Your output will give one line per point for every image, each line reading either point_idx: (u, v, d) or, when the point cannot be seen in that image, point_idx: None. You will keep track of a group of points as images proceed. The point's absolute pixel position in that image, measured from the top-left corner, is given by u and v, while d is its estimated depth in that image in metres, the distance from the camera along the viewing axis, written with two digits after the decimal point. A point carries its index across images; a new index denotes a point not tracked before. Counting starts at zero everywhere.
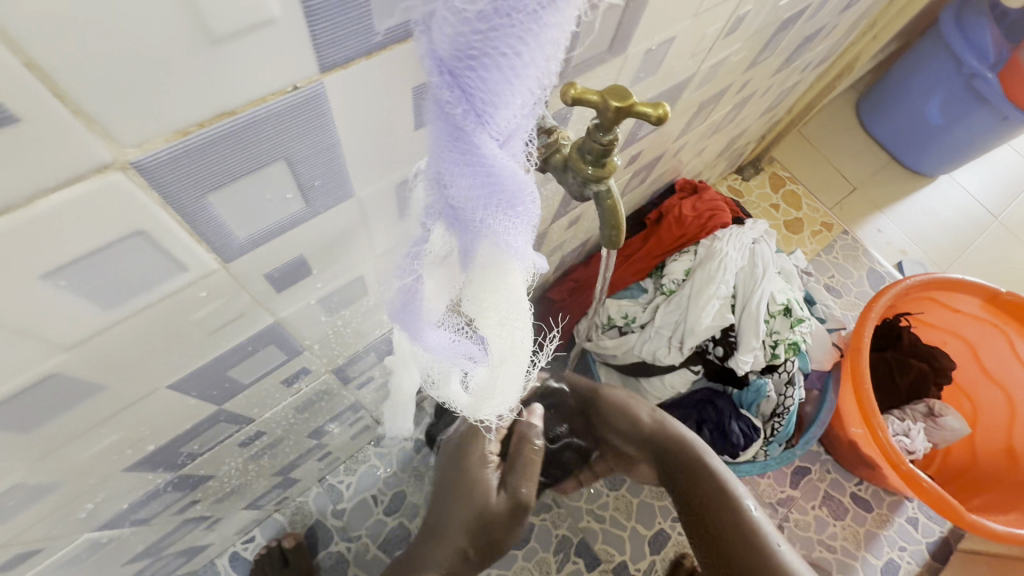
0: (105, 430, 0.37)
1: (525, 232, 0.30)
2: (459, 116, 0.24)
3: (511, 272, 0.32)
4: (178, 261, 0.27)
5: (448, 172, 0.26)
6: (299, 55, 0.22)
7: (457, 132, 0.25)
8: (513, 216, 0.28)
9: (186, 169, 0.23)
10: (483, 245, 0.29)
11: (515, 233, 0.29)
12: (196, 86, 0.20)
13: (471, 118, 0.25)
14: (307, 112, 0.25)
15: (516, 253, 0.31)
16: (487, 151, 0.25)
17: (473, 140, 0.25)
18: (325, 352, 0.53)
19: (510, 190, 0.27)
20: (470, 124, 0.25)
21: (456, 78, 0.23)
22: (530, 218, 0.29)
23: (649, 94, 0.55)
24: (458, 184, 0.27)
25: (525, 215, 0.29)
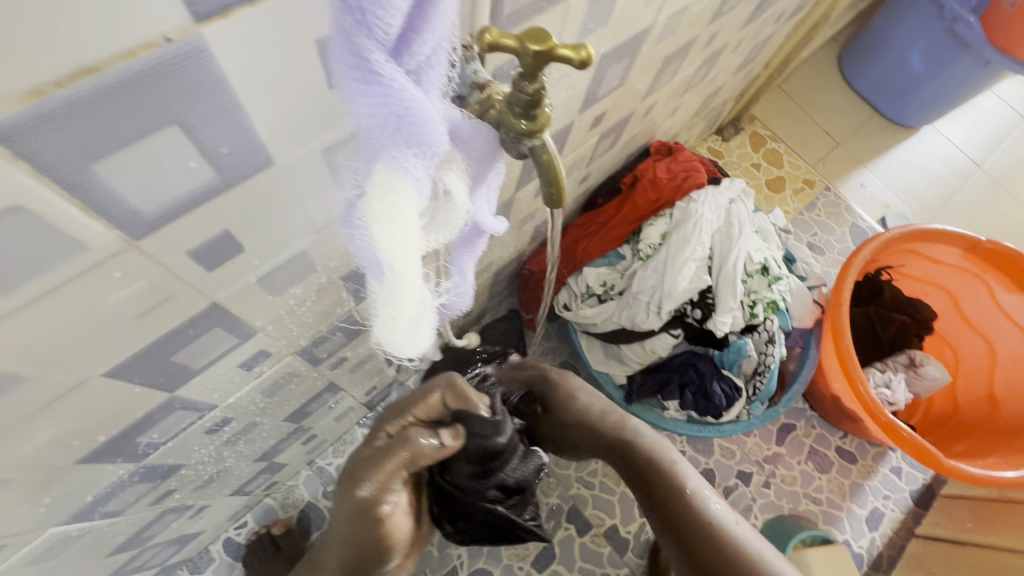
0: (41, 422, 0.36)
1: (435, 162, 0.26)
2: (343, 18, 0.20)
3: (416, 205, 0.27)
4: (74, 239, 0.25)
5: (342, 86, 0.22)
6: (164, 1, 0.20)
7: (344, 38, 0.21)
8: (414, 143, 0.24)
9: (56, 136, 0.21)
10: (380, 168, 0.25)
11: (418, 160, 0.25)
12: (41, 37, 0.18)
13: (357, 22, 0.20)
14: (192, 69, 0.23)
15: (420, 184, 0.26)
16: (377, 66, 0.21)
17: (361, 50, 0.21)
18: (284, 334, 0.52)
19: (408, 112, 0.23)
20: (357, 30, 0.20)
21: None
22: (437, 148, 0.25)
23: (603, 47, 0.52)
24: (352, 102, 0.22)
25: (428, 143, 0.24)
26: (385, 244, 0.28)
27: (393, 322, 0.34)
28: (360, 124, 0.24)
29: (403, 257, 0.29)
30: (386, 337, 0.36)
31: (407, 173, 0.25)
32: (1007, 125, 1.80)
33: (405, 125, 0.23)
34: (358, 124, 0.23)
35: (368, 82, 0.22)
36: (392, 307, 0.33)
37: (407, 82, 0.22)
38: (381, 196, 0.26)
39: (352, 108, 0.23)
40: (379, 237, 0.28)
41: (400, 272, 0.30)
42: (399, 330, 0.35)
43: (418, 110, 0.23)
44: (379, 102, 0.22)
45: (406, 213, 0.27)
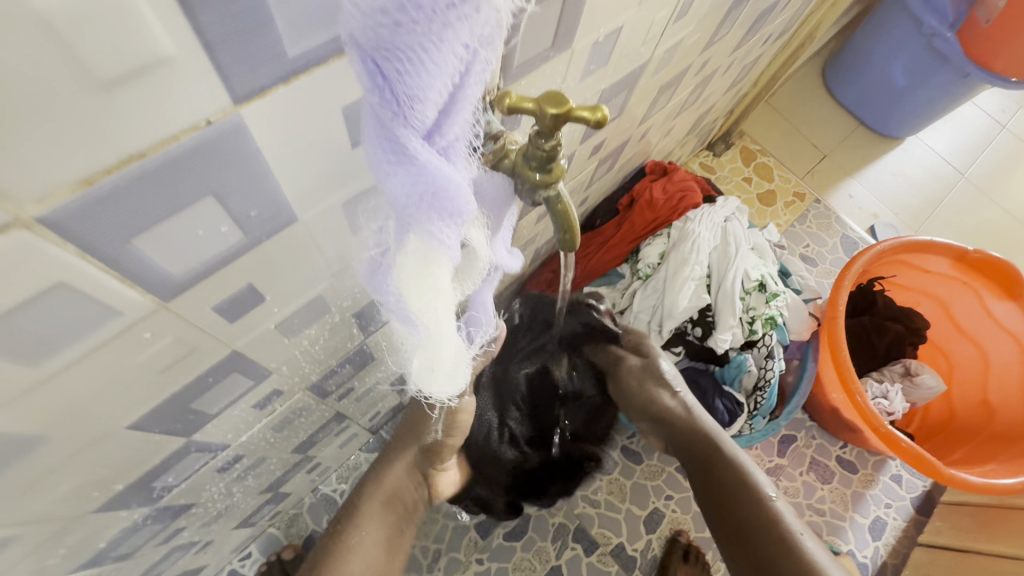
0: (61, 477, 0.36)
1: (463, 225, 0.27)
2: (381, 110, 0.21)
3: (450, 269, 0.29)
4: (108, 306, 0.26)
5: (377, 167, 0.23)
6: (208, 90, 0.21)
7: (381, 126, 0.22)
8: (443, 213, 0.25)
9: (103, 217, 0.22)
10: (413, 240, 0.26)
11: (450, 229, 0.26)
12: (93, 133, 0.19)
13: (395, 113, 0.21)
14: (228, 145, 0.24)
15: (453, 249, 0.28)
16: (414, 149, 0.22)
17: (399, 136, 0.22)
18: (296, 372, 0.53)
19: (443, 187, 0.24)
20: (394, 120, 0.21)
21: (378, 67, 0.20)
22: (465, 213, 0.26)
23: (603, 84, 0.54)
24: (387, 181, 0.24)
25: (461, 212, 0.26)
26: (421, 307, 0.30)
27: (432, 371, 0.36)
28: (394, 201, 0.25)
29: (438, 315, 0.31)
30: (427, 385, 0.38)
31: (441, 243, 0.26)
32: (987, 134, 1.85)
33: (441, 200, 0.25)
34: (392, 198, 0.25)
35: (404, 162, 0.23)
36: (430, 358, 0.34)
37: (439, 160, 0.24)
38: (416, 266, 0.27)
39: (387, 186, 0.24)
40: (414, 301, 0.29)
41: (436, 328, 0.32)
42: (441, 379, 0.37)
43: (451, 185, 0.24)
44: (416, 181, 0.23)
45: (442, 278, 0.28)
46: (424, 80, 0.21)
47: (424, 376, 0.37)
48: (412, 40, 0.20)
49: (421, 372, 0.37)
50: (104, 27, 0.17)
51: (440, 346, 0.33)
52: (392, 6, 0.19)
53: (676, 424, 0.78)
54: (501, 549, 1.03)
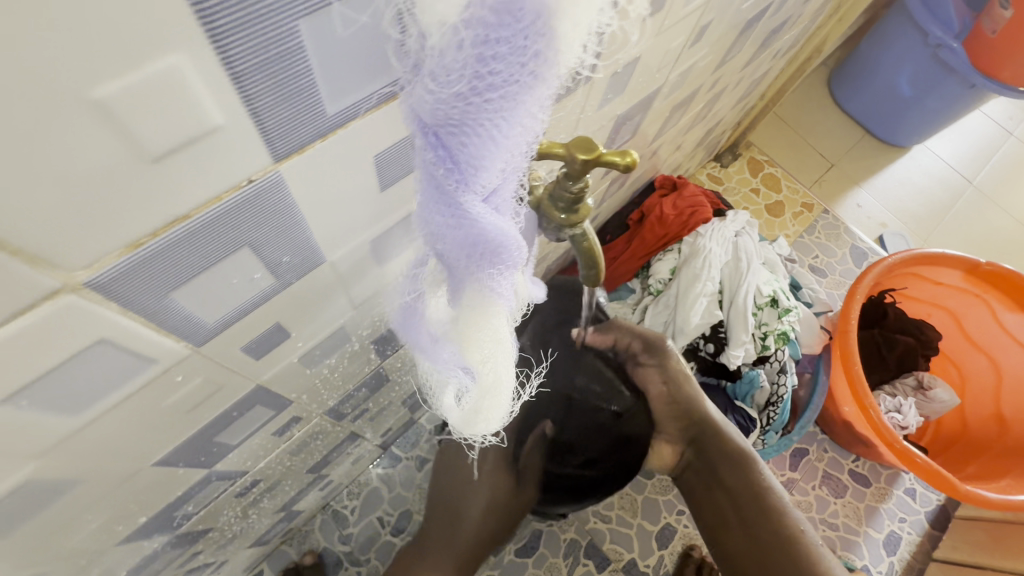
0: (90, 515, 0.36)
1: (517, 279, 0.27)
2: (445, 177, 0.22)
3: (506, 317, 0.29)
4: (144, 356, 0.26)
5: (438, 229, 0.24)
6: (250, 152, 0.21)
7: (443, 194, 0.22)
8: (502, 271, 0.25)
9: (146, 275, 0.22)
10: (468, 293, 0.27)
11: (507, 283, 0.26)
12: (144, 201, 0.19)
13: (459, 181, 0.22)
14: (266, 199, 0.24)
15: (508, 299, 0.28)
16: (475, 212, 0.23)
17: (461, 203, 0.23)
18: (314, 399, 0.53)
19: (503, 247, 0.25)
20: (458, 187, 0.22)
21: (444, 140, 0.20)
22: (520, 268, 0.27)
23: (619, 110, 0.54)
24: (446, 243, 0.24)
25: (516, 266, 0.26)
26: (478, 354, 0.30)
27: (479, 413, 0.35)
28: (450, 259, 0.25)
29: (495, 363, 0.31)
30: (468, 427, 0.37)
31: (499, 294, 0.27)
32: (994, 142, 1.84)
33: (499, 257, 0.25)
34: (449, 258, 0.25)
35: (464, 226, 0.23)
36: (482, 398, 0.34)
37: (499, 221, 0.24)
38: (475, 317, 0.28)
39: (444, 246, 0.25)
40: (473, 348, 0.30)
41: (493, 376, 0.32)
42: (489, 420, 0.35)
43: (510, 244, 0.25)
44: (475, 242, 0.24)
45: (500, 327, 0.29)
46: (491, 153, 0.21)
47: (468, 420, 0.36)
48: (483, 117, 0.20)
49: (466, 417, 0.36)
50: (163, 106, 0.17)
51: (495, 393, 0.33)
52: (467, 90, 0.19)
53: (707, 427, 0.64)
54: (513, 565, 1.02)
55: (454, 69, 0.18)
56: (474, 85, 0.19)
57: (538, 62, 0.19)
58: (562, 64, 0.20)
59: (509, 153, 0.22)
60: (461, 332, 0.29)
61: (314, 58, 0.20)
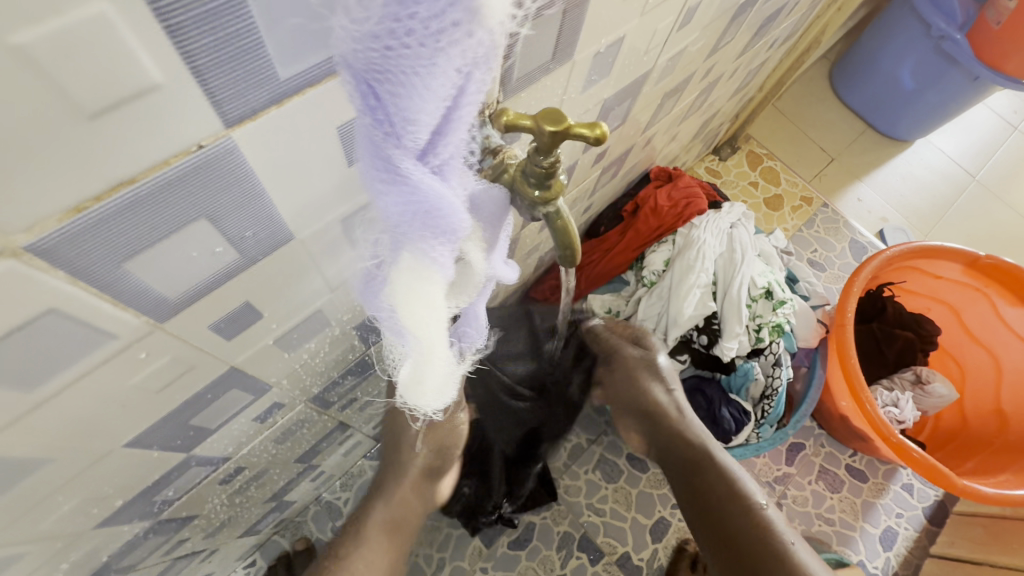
0: (62, 497, 0.36)
1: (457, 242, 0.28)
2: (374, 131, 0.22)
3: (443, 286, 0.29)
4: (102, 330, 0.26)
5: (374, 186, 0.24)
6: (197, 114, 0.21)
7: (374, 147, 0.22)
8: (437, 229, 0.26)
9: (94, 243, 0.22)
10: (407, 255, 0.27)
11: (443, 245, 0.27)
12: (82, 160, 0.19)
13: (387, 133, 0.22)
14: (221, 168, 0.23)
15: (446, 266, 0.28)
16: (407, 169, 0.23)
17: (391, 156, 0.22)
18: (297, 385, 0.52)
19: (435, 207, 0.25)
20: (386, 140, 0.22)
21: (367, 88, 0.20)
22: (458, 231, 0.27)
23: (605, 94, 0.54)
24: (383, 202, 0.24)
25: (453, 230, 0.26)
26: (415, 323, 0.30)
27: (419, 383, 0.36)
28: (388, 217, 0.25)
29: (430, 333, 0.31)
30: (413, 396, 0.38)
31: (435, 255, 0.27)
32: (998, 136, 1.82)
33: (432, 217, 0.25)
34: (387, 217, 0.25)
35: (395, 181, 0.23)
36: (419, 367, 0.34)
37: (434, 181, 0.24)
38: (410, 278, 0.28)
39: (381, 204, 0.25)
40: (407, 314, 0.30)
41: (426, 345, 0.32)
42: (426, 389, 0.37)
43: (444, 204, 0.25)
44: (408, 200, 0.24)
45: (435, 295, 0.29)
46: (417, 103, 0.21)
47: (409, 388, 0.37)
48: (405, 64, 0.20)
49: (408, 384, 0.37)
50: (89, 57, 0.17)
51: (428, 360, 0.34)
52: (382, 30, 0.19)
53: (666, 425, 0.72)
54: (505, 558, 1.02)
55: (369, 9, 0.18)
56: (389, 27, 0.19)
57: (458, 7, 0.19)
58: (493, 16, 0.20)
59: (440, 107, 0.22)
60: (397, 297, 0.29)
61: (258, 15, 0.20)
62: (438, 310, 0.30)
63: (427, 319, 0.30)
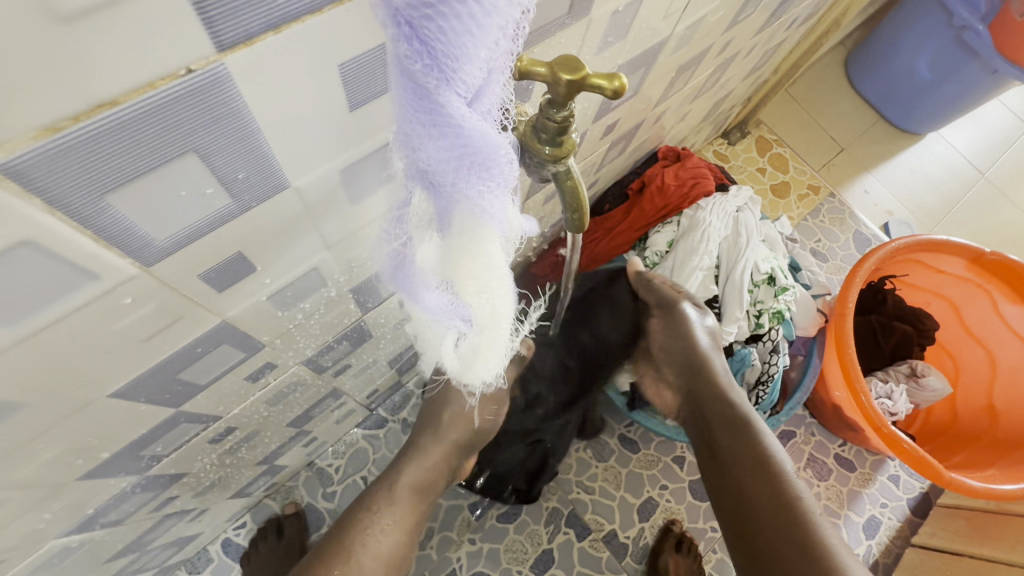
0: (42, 444, 0.35)
1: (507, 193, 0.27)
2: (426, 76, 0.20)
3: (498, 242, 0.29)
4: (83, 268, 0.25)
5: (421, 143, 0.23)
6: (182, 33, 0.19)
7: (422, 96, 0.21)
8: (490, 180, 0.25)
9: (72, 168, 0.20)
10: (462, 215, 0.26)
11: (497, 198, 0.26)
12: (58, 72, 0.17)
13: (439, 78, 0.20)
14: (210, 97, 0.22)
15: (501, 220, 0.28)
16: (460, 116, 0.22)
17: (442, 104, 0.21)
18: (289, 347, 0.51)
19: (489, 156, 0.23)
20: (438, 86, 0.21)
21: (415, 30, 0.19)
22: (509, 179, 0.26)
23: (619, 59, 0.52)
24: (433, 158, 0.23)
25: (506, 179, 0.25)
26: (476, 285, 0.30)
27: (477, 352, 0.37)
28: (436, 174, 0.24)
29: (491, 297, 0.31)
30: (468, 373, 0.39)
31: (489, 213, 0.26)
32: (1010, 133, 1.79)
33: (487, 168, 0.24)
34: (435, 173, 0.24)
35: (448, 132, 0.22)
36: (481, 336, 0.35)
37: (484, 127, 0.23)
38: (466, 242, 0.27)
39: (429, 160, 0.23)
40: (468, 279, 0.29)
41: (489, 309, 0.32)
42: (487, 359, 0.37)
43: (496, 152, 0.24)
44: (460, 150, 0.23)
45: (492, 251, 0.28)
46: (470, 39, 0.20)
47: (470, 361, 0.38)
48: None
49: (467, 355, 0.37)
50: None
51: (494, 327, 0.34)
52: None
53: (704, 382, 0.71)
54: (493, 530, 1.03)
55: None
56: None
57: None
58: None
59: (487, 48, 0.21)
60: (456, 260, 0.29)
61: None
62: (501, 263, 0.30)
63: (479, 276, 0.29)
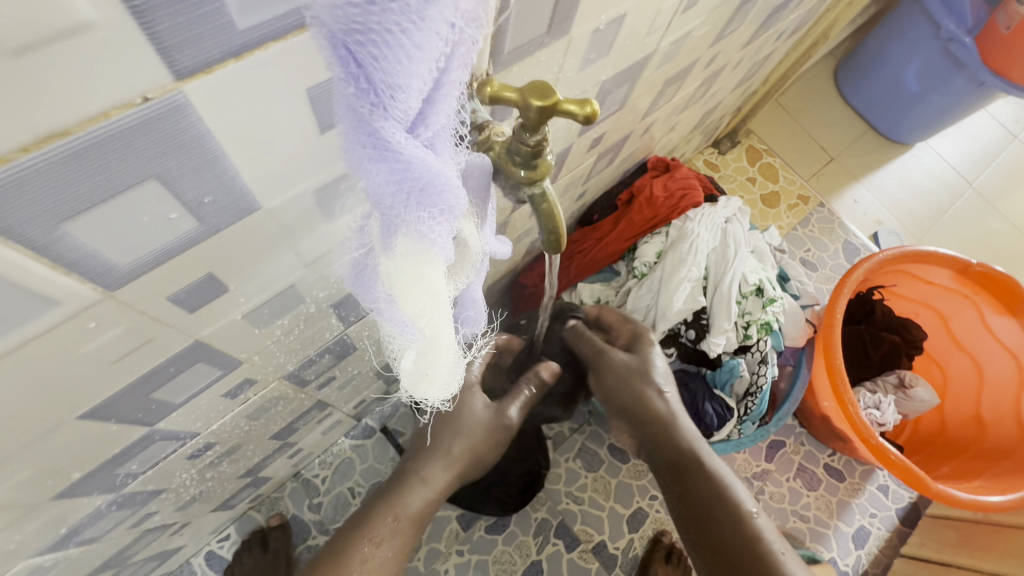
0: (9, 467, 0.35)
1: (452, 220, 0.26)
2: (361, 102, 0.20)
3: (442, 267, 0.28)
4: (41, 294, 0.24)
5: (361, 167, 0.22)
6: (138, 62, 0.19)
7: (360, 121, 0.20)
8: (430, 206, 0.24)
9: (22, 198, 0.20)
10: (403, 238, 0.26)
11: (439, 224, 0.25)
12: (3, 104, 0.17)
13: (374, 104, 0.20)
14: (170, 123, 0.21)
15: (444, 246, 0.27)
16: (398, 142, 0.21)
17: (380, 130, 0.21)
18: (269, 363, 0.51)
19: (430, 182, 0.23)
20: (374, 112, 0.20)
21: (351, 55, 0.18)
22: (453, 207, 0.25)
23: (604, 75, 0.52)
24: (374, 183, 0.23)
25: (450, 206, 0.25)
26: (416, 308, 0.29)
27: (422, 374, 0.35)
28: (378, 198, 0.24)
29: (434, 321, 0.30)
30: (414, 391, 0.38)
31: (431, 238, 0.26)
32: (996, 144, 1.81)
33: (428, 194, 0.24)
34: (377, 197, 0.24)
35: (387, 158, 0.22)
36: (424, 359, 0.34)
37: (425, 154, 0.23)
38: (408, 265, 0.27)
39: (368, 183, 0.23)
40: (407, 302, 0.29)
41: (434, 334, 0.31)
42: (433, 383, 0.36)
43: (439, 179, 0.23)
44: (400, 176, 0.22)
45: (434, 277, 0.28)
46: (404, 67, 0.19)
47: (414, 381, 0.36)
48: (389, 20, 0.18)
49: (412, 376, 0.36)
50: None
51: (436, 351, 0.33)
52: None
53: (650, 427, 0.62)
54: (481, 541, 1.02)
55: None
56: None
57: None
58: None
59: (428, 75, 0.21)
60: (397, 280, 0.28)
61: None
62: (442, 290, 0.29)
63: (418, 300, 0.29)
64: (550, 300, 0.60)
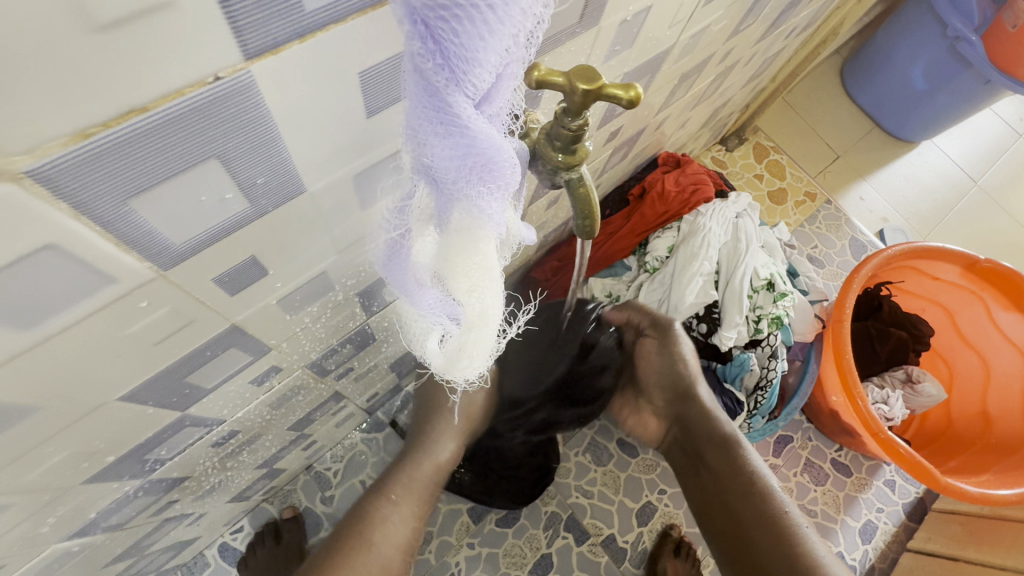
0: (51, 448, 0.35)
1: (507, 198, 0.27)
2: (436, 76, 0.21)
3: (495, 243, 0.29)
4: (101, 271, 0.25)
5: (427, 140, 0.23)
6: (212, 42, 0.19)
7: (431, 95, 0.21)
8: (489, 181, 0.25)
9: (98, 173, 0.20)
10: (460, 213, 0.26)
11: (496, 201, 0.26)
12: (91, 79, 0.17)
13: (449, 78, 0.21)
14: (237, 103, 0.22)
15: (499, 223, 0.27)
16: (466, 117, 0.22)
17: (450, 104, 0.21)
18: (295, 351, 0.51)
19: (491, 158, 0.24)
20: (447, 86, 0.21)
21: (430, 29, 0.19)
22: (510, 184, 0.26)
23: (626, 68, 0.52)
24: (437, 156, 0.24)
25: (508, 184, 0.25)
26: (469, 281, 0.30)
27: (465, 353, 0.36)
28: (440, 172, 0.24)
29: (483, 295, 0.31)
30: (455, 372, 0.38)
31: (488, 215, 0.26)
32: (1002, 142, 1.81)
33: (489, 170, 0.24)
34: (438, 171, 0.24)
35: (453, 132, 0.22)
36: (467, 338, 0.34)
37: (489, 130, 0.23)
38: (462, 239, 0.27)
39: (432, 157, 0.24)
40: (460, 273, 0.29)
41: (479, 309, 0.32)
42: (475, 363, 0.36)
43: (501, 155, 0.24)
44: (463, 150, 0.23)
45: (487, 253, 0.28)
46: (482, 43, 0.20)
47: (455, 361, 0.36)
48: None
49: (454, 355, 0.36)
50: None
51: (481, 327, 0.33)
52: None
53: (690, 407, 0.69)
54: (492, 535, 1.03)
55: None
56: None
57: None
58: None
59: (500, 53, 0.21)
60: (450, 253, 0.29)
61: None
62: (493, 266, 0.29)
63: (468, 273, 0.29)
64: (573, 291, 0.60)
